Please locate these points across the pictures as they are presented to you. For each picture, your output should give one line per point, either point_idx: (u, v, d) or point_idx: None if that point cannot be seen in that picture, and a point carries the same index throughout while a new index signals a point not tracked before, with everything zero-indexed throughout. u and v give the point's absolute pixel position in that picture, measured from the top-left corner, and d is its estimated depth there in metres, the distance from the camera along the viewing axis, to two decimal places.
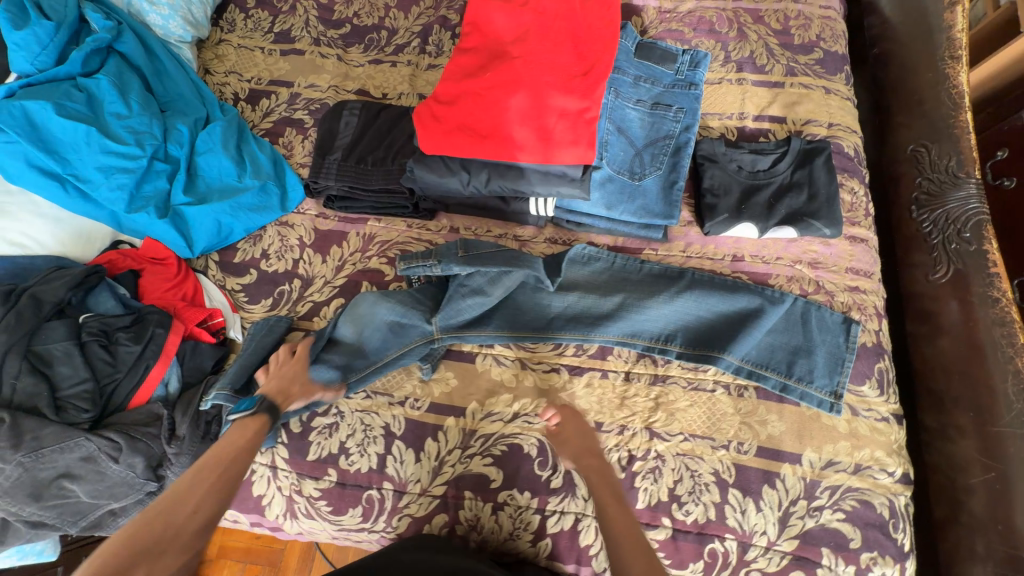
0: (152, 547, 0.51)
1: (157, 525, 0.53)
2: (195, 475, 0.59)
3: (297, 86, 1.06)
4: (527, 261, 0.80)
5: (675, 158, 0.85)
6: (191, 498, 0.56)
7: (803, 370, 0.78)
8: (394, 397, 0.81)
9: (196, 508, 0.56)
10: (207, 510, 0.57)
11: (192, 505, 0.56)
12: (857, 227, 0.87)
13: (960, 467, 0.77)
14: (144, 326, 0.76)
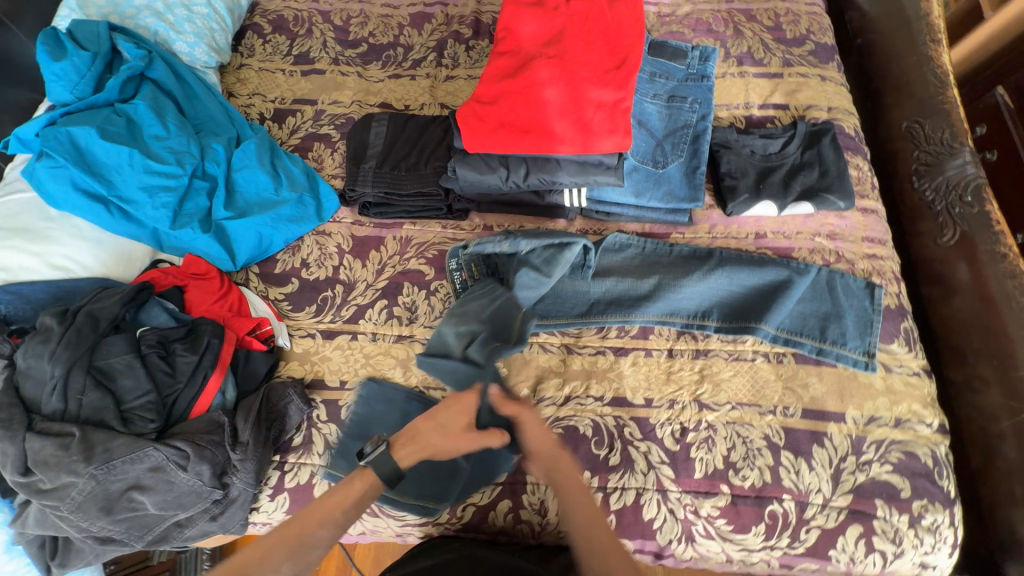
0: None
1: None
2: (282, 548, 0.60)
3: (321, 103, 1.10)
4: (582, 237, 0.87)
5: (694, 145, 0.91)
6: None
7: (836, 334, 0.82)
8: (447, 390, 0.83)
9: None
10: None
11: None
12: (866, 199, 0.93)
13: (990, 414, 0.81)
14: (199, 337, 0.77)
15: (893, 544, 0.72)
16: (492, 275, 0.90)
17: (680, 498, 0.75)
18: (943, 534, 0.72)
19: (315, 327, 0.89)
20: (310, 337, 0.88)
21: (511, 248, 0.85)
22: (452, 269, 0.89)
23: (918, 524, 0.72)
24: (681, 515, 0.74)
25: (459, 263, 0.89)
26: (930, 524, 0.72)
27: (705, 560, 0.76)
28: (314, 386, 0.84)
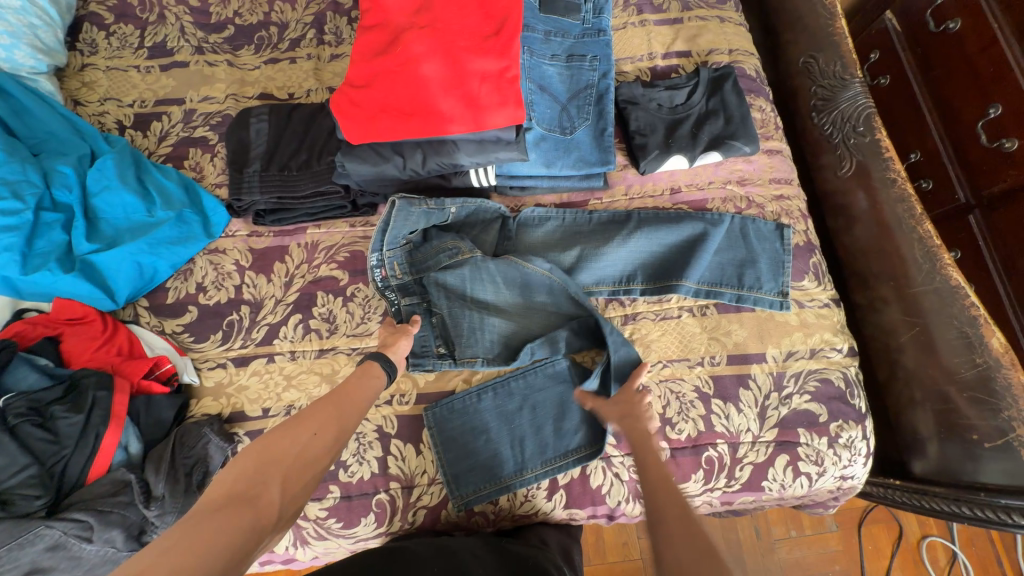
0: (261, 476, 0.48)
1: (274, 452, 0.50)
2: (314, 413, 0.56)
3: (189, 102, 0.97)
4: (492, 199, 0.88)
5: (599, 106, 0.87)
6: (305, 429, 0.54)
7: (752, 279, 0.85)
8: (380, 398, 0.79)
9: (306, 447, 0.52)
10: (322, 441, 0.54)
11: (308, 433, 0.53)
12: (771, 140, 0.95)
13: (892, 330, 0.88)
14: (82, 393, 0.68)
15: (816, 466, 0.78)
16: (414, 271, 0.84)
17: (623, 460, 0.77)
18: (857, 447, 0.79)
19: (224, 355, 0.81)
20: (220, 367, 0.80)
21: (438, 208, 0.82)
22: (372, 268, 0.82)
23: (836, 443, 0.78)
24: (626, 477, 0.77)
25: (382, 261, 0.83)
26: (846, 441, 0.79)
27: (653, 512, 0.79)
28: (234, 419, 0.78)
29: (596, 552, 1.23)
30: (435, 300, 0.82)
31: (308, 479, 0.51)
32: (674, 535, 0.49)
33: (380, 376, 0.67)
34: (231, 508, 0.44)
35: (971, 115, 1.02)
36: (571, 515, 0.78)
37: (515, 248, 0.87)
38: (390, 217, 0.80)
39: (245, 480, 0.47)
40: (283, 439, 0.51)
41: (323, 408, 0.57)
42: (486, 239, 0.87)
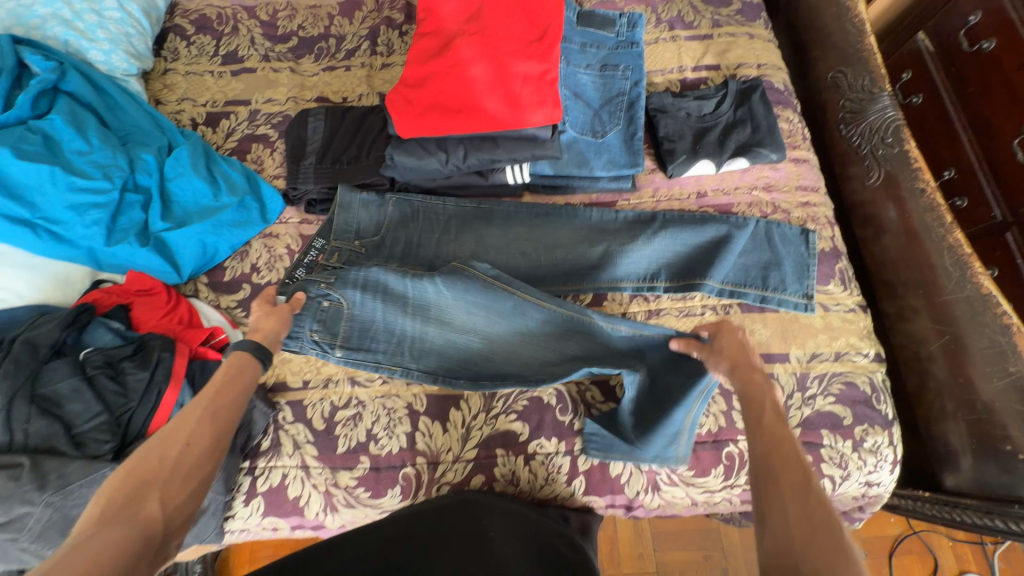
0: (139, 493, 0.49)
1: (148, 468, 0.51)
2: (183, 422, 0.56)
3: (255, 103, 1.07)
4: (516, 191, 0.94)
5: (630, 112, 0.92)
6: (175, 441, 0.54)
7: (777, 281, 0.86)
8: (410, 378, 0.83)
9: (179, 457, 0.53)
10: (197, 448, 0.54)
11: (180, 443, 0.54)
12: (797, 150, 0.97)
13: (922, 340, 0.87)
14: (149, 353, 0.75)
15: (840, 469, 0.77)
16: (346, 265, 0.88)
17: None
18: (884, 453, 0.78)
19: None
20: None
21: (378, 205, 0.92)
22: (312, 247, 0.89)
23: (861, 447, 0.78)
24: (646, 467, 0.79)
25: (323, 246, 0.90)
26: (872, 446, 0.78)
27: (670, 506, 0.80)
28: (277, 389, 0.84)
29: (612, 560, 1.22)
30: (345, 291, 0.82)
31: (190, 486, 0.52)
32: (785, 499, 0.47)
33: (255, 367, 0.66)
34: (111, 529, 0.46)
35: (1006, 132, 1.01)
36: (590, 503, 0.80)
37: (542, 242, 0.91)
38: (336, 209, 0.91)
39: (119, 499, 0.48)
40: (152, 456, 0.52)
41: (194, 415, 0.56)
42: (421, 237, 0.91)
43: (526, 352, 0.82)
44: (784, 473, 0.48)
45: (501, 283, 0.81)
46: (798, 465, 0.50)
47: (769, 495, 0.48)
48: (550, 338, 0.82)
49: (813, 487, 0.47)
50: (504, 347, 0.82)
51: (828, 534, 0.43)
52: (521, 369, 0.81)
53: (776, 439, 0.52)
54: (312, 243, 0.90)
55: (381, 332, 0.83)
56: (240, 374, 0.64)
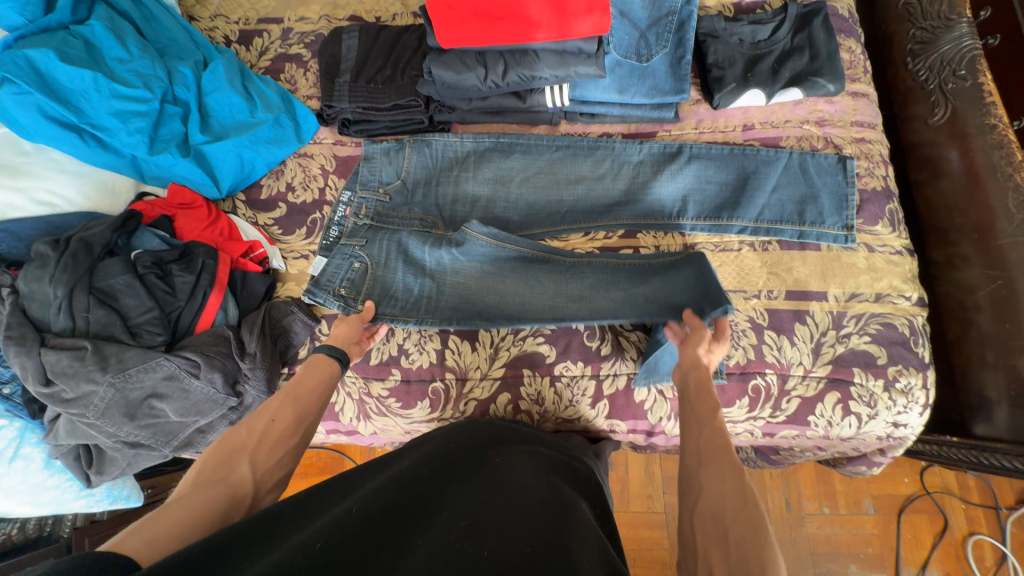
0: (229, 459, 0.55)
1: (238, 437, 0.58)
2: (267, 403, 0.63)
3: (287, 21, 1.05)
4: (546, 117, 0.91)
5: (679, 34, 0.87)
6: (264, 413, 0.61)
7: (814, 215, 0.83)
8: (437, 310, 0.83)
9: (266, 432, 0.60)
10: (281, 422, 0.61)
11: (268, 416, 0.61)
12: (857, 83, 0.91)
13: (969, 288, 0.84)
14: (194, 258, 0.79)
15: (869, 407, 0.77)
16: (378, 217, 0.89)
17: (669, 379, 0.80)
18: (916, 395, 0.77)
19: (308, 248, 0.90)
20: (304, 258, 0.89)
21: (397, 155, 0.92)
22: (340, 202, 0.91)
23: (892, 388, 0.77)
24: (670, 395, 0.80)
25: (350, 199, 0.91)
26: (904, 387, 0.77)
27: None
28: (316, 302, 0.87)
29: (621, 497, 1.27)
30: (371, 252, 0.85)
31: (276, 454, 0.59)
32: (713, 479, 0.51)
33: (331, 364, 0.70)
34: (206, 484, 0.52)
35: None
36: (612, 427, 0.82)
37: (565, 177, 0.90)
38: (360, 165, 0.92)
39: (213, 463, 0.55)
40: (242, 430, 0.59)
41: (277, 398, 0.64)
42: (440, 177, 0.91)
43: (542, 296, 0.83)
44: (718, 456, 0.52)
45: (509, 243, 0.83)
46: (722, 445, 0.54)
47: (697, 476, 0.53)
48: (565, 285, 0.82)
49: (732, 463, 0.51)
50: (517, 301, 0.83)
51: (742, 504, 0.47)
52: (537, 317, 0.82)
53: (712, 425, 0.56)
54: (339, 197, 0.91)
55: (401, 287, 0.84)
56: (317, 362, 0.70)
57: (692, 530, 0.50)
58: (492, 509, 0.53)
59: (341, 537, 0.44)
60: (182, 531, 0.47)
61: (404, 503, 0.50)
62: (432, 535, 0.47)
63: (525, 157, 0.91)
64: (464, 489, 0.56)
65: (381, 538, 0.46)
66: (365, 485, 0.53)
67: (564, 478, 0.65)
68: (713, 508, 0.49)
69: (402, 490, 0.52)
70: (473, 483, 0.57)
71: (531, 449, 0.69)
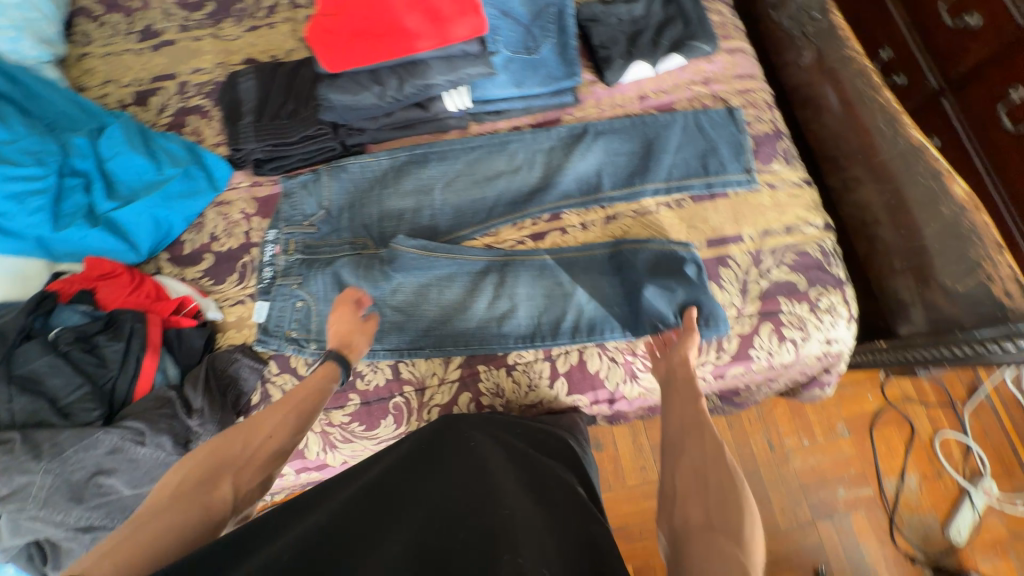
0: (215, 473, 0.55)
1: (233, 445, 0.58)
2: (266, 413, 0.64)
3: (182, 75, 1.04)
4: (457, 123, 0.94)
5: (560, 22, 0.93)
6: (262, 427, 0.61)
7: (717, 165, 0.89)
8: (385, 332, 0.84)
9: (260, 446, 0.60)
10: (278, 437, 0.62)
11: (266, 432, 0.61)
12: (731, 40, 0.98)
13: (866, 205, 0.92)
14: (120, 325, 0.76)
15: (801, 331, 0.82)
16: (308, 249, 0.89)
17: (617, 345, 0.84)
18: (837, 311, 0.83)
19: (242, 293, 0.89)
20: (240, 303, 0.88)
21: (316, 185, 0.92)
22: (267, 242, 0.90)
23: (818, 309, 0.83)
24: (621, 359, 0.83)
25: (277, 237, 0.91)
26: (827, 306, 0.83)
27: (649, 393, 0.86)
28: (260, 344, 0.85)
29: (616, 473, 1.30)
30: (309, 289, 0.85)
31: (261, 475, 0.58)
32: (694, 445, 0.63)
33: (337, 375, 0.73)
34: (183, 501, 0.52)
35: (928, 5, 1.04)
36: (575, 402, 0.85)
37: (484, 176, 0.93)
38: (281, 204, 0.92)
39: (198, 477, 0.54)
40: (234, 445, 0.58)
41: (278, 413, 0.64)
42: (362, 199, 0.92)
43: (481, 303, 0.85)
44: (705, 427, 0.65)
45: (439, 252, 0.86)
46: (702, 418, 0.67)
47: (680, 443, 0.65)
48: (502, 284, 0.86)
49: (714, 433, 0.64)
50: (460, 307, 0.85)
51: (721, 463, 0.60)
52: (482, 322, 0.85)
53: (692, 401, 0.69)
54: (265, 237, 0.91)
55: None
56: (322, 381, 0.71)
57: (674, 483, 0.61)
58: (467, 496, 0.54)
59: (303, 554, 0.44)
60: (156, 552, 0.47)
61: (375, 508, 0.51)
62: (405, 535, 0.48)
63: (443, 167, 0.94)
64: (439, 488, 0.55)
65: (347, 544, 0.46)
66: (339, 496, 0.54)
67: (543, 463, 0.65)
68: (696, 465, 0.61)
69: (375, 495, 0.53)
70: (449, 481, 0.57)
71: (508, 435, 0.70)
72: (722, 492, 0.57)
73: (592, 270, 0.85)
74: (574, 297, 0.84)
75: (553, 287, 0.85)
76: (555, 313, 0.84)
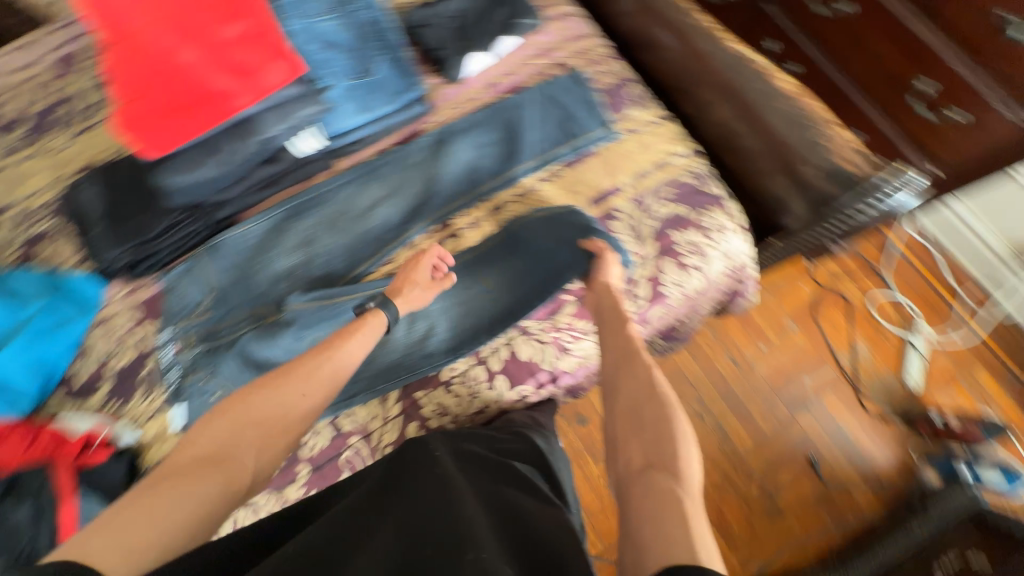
0: (234, 446, 0.62)
1: (260, 416, 0.65)
2: (298, 368, 0.71)
3: (14, 203, 0.96)
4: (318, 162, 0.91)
5: (384, 38, 0.94)
6: (299, 386, 0.69)
7: (577, 127, 0.92)
8: None
9: (294, 410, 0.67)
10: (311, 398, 0.69)
11: (301, 391, 0.68)
12: (555, 9, 1.02)
13: (722, 120, 0.97)
14: (22, 486, 0.71)
15: (699, 255, 0.87)
16: (206, 338, 0.84)
17: (540, 327, 0.84)
18: (724, 227, 0.89)
19: (153, 406, 0.83)
20: (155, 416, 0.82)
21: (193, 272, 0.87)
22: (162, 344, 0.84)
23: (706, 230, 0.88)
24: (549, 338, 0.84)
25: (173, 334, 0.85)
26: (714, 225, 0.88)
27: (587, 360, 0.87)
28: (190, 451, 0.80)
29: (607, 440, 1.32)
30: (221, 378, 0.81)
31: (283, 443, 0.66)
32: (629, 377, 0.69)
33: (380, 326, 0.78)
34: (210, 467, 0.59)
35: None
36: (521, 394, 0.85)
37: (363, 207, 0.91)
38: (163, 305, 0.86)
39: (224, 446, 0.62)
40: (266, 405, 0.66)
41: (310, 367, 0.71)
42: (248, 270, 0.88)
43: (401, 331, 0.84)
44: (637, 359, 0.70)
45: (338, 297, 0.84)
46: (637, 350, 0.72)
47: (616, 377, 0.70)
48: (412, 307, 0.85)
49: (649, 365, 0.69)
50: (379, 342, 0.83)
51: (652, 393, 0.65)
52: (406, 349, 0.84)
53: (626, 335, 0.75)
54: (159, 339, 0.84)
55: None
56: (372, 328, 0.77)
57: (614, 419, 0.65)
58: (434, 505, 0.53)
59: None
60: (180, 509, 0.53)
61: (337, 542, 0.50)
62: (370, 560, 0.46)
63: (318, 213, 0.91)
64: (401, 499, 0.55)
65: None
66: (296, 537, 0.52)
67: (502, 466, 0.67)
68: (631, 398, 0.65)
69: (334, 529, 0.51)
70: (409, 491, 0.56)
71: (469, 445, 0.70)
72: (651, 415, 0.62)
73: (491, 264, 0.87)
74: (481, 298, 0.86)
75: (461, 293, 0.87)
76: (471, 316, 0.86)
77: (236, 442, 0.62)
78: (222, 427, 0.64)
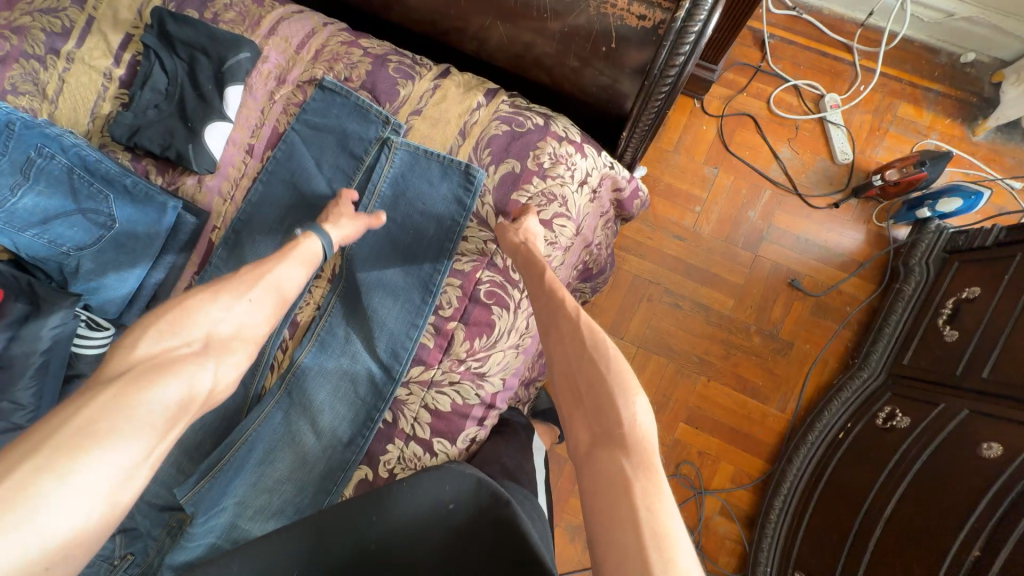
0: (178, 368, 0.57)
1: (215, 320, 0.62)
2: (236, 276, 0.66)
3: None
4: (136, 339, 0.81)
5: (100, 173, 0.78)
6: (243, 288, 0.65)
7: (360, 144, 0.80)
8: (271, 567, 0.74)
9: (240, 320, 0.64)
10: (261, 305, 0.66)
11: (245, 296, 0.64)
12: (267, 25, 0.85)
13: (504, 41, 0.84)
14: None
15: (555, 201, 0.76)
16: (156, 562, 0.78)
17: (445, 368, 0.75)
18: (563, 155, 0.78)
19: None
20: None
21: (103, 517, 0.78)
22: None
23: (547, 171, 0.77)
24: (459, 374, 0.75)
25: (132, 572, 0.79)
26: (552, 159, 0.77)
27: (511, 368, 0.77)
28: None
29: None
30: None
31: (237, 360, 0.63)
32: (566, 349, 0.61)
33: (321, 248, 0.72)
34: (159, 381, 0.54)
35: None
36: (469, 439, 0.76)
37: None
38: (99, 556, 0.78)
39: (168, 360, 0.57)
40: (209, 310, 0.61)
41: (249, 274, 0.66)
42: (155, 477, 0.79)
43: (313, 455, 0.76)
44: (566, 326, 0.62)
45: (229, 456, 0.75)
46: (569, 319, 0.62)
47: (550, 351, 0.63)
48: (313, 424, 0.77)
49: (586, 332, 0.60)
50: (301, 477, 0.75)
51: (593, 372, 0.57)
52: (327, 466, 0.75)
53: (550, 301, 0.65)
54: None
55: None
56: (304, 251, 0.71)
57: (560, 398, 0.60)
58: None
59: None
60: (122, 433, 0.50)
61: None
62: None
63: None
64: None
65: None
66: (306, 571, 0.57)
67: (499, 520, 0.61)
68: (568, 374, 0.59)
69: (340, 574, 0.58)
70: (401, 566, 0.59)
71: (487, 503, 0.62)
72: (595, 393, 0.56)
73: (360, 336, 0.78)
74: (368, 384, 0.76)
75: (351, 388, 0.77)
76: (371, 399, 0.76)
77: (197, 349, 0.59)
78: (168, 325, 0.59)
